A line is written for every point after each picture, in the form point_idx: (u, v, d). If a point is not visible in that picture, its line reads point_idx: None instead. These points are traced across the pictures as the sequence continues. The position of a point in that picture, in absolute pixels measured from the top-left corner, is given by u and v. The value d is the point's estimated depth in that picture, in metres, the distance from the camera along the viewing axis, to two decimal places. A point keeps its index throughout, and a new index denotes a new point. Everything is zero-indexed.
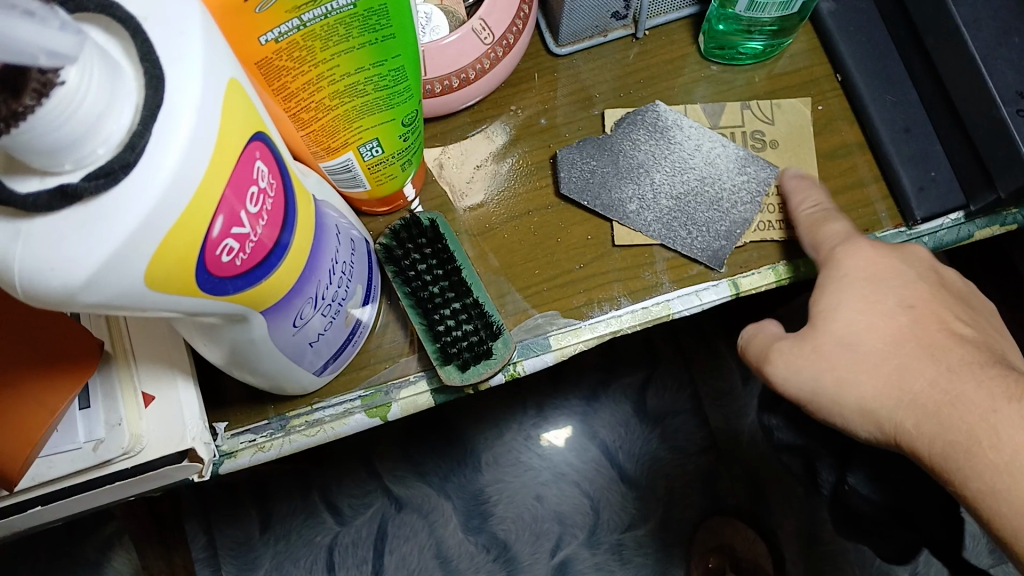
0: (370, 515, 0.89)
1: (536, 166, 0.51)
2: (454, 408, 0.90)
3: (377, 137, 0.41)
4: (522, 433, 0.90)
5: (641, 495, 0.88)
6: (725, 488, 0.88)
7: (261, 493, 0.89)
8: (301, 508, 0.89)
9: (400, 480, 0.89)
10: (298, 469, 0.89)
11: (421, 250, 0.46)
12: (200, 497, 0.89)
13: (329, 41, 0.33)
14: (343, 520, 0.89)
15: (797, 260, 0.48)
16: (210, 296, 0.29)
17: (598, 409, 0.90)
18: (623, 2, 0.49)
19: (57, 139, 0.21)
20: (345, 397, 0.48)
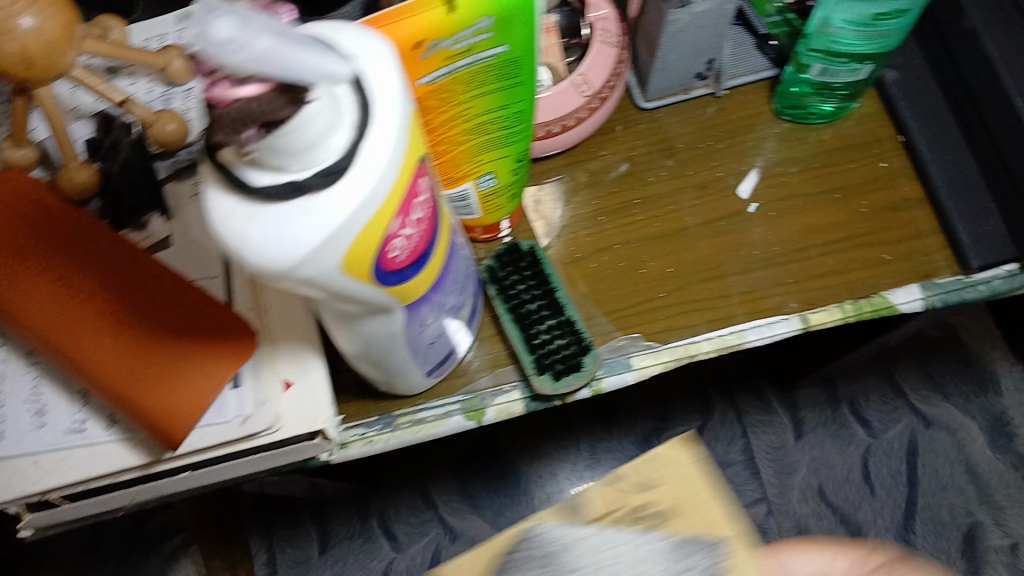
0: (426, 544, 0.93)
1: (620, 207, 0.56)
2: (505, 440, 0.97)
3: (493, 170, 0.48)
4: (574, 474, 0.95)
5: None
6: (773, 537, 0.94)
7: (322, 513, 0.95)
8: (360, 533, 0.94)
9: (454, 510, 0.94)
10: (361, 491, 0.95)
11: (521, 271, 0.53)
12: (265, 513, 0.95)
13: (470, 85, 0.40)
14: (399, 546, 0.93)
15: (864, 300, 0.53)
16: (378, 286, 0.35)
17: (653, 457, 0.95)
18: (705, 64, 0.55)
19: (303, 142, 0.27)
20: (445, 400, 0.53)
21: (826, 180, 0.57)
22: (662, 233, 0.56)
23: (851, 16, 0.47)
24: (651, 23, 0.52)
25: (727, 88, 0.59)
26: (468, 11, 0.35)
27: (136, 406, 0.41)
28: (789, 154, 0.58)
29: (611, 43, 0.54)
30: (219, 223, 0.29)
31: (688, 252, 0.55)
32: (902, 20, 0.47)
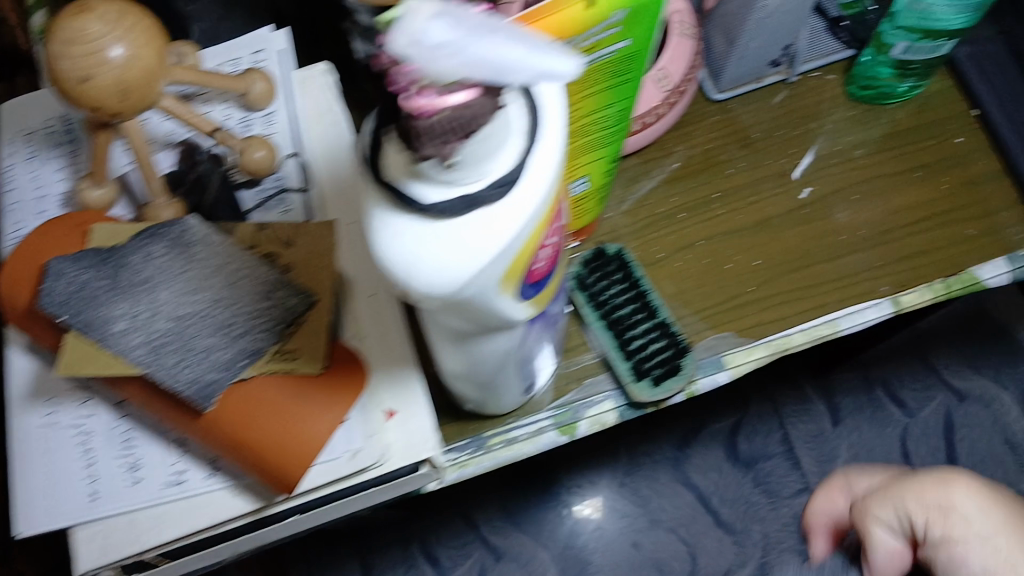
0: (470, 566, 0.89)
1: (699, 202, 0.55)
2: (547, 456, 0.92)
3: (588, 173, 0.46)
4: (616, 481, 0.92)
5: (739, 540, 0.89)
6: None
7: (360, 544, 0.91)
8: (401, 562, 0.90)
9: (498, 529, 0.90)
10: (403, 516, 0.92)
11: (610, 275, 0.51)
12: (301, 548, 0.91)
13: (587, 84, 0.39)
14: (442, 570, 0.89)
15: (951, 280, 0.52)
16: (519, 298, 0.33)
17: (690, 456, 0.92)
18: (782, 50, 0.53)
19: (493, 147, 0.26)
20: (536, 416, 0.52)
21: (908, 159, 0.55)
22: (746, 225, 0.55)
23: None
24: (728, 14, 0.51)
25: (800, 72, 0.56)
26: (604, 10, 0.33)
27: (246, 452, 0.39)
28: (864, 134, 0.56)
29: (688, 35, 0.52)
30: (386, 243, 0.28)
31: (774, 243, 0.54)
32: None
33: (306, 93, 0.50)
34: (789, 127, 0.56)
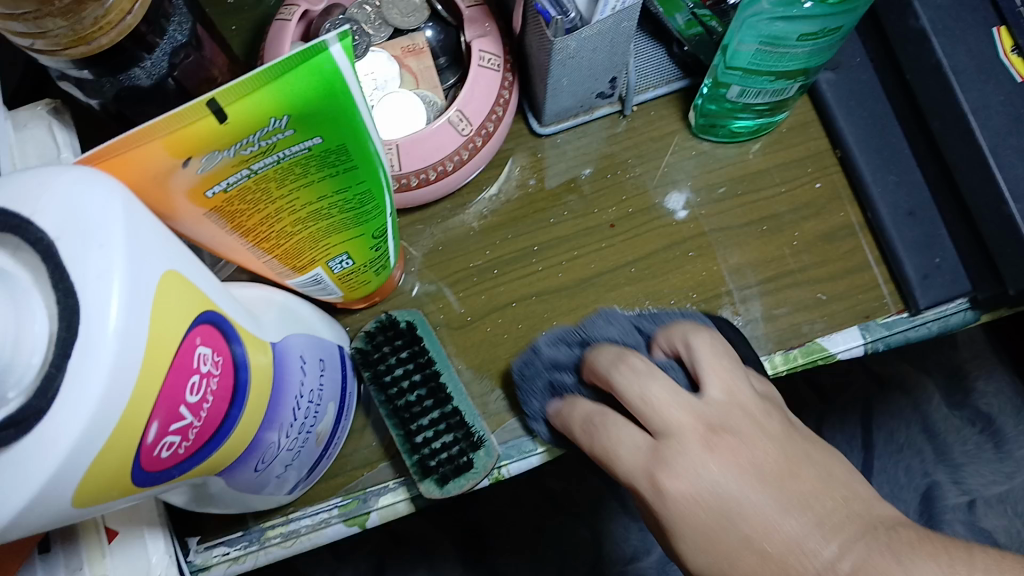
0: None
1: (515, 256, 0.49)
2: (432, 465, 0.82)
3: (347, 250, 0.39)
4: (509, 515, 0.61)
5: (645, 526, 0.78)
6: None
7: None
8: None
9: None
10: None
11: (397, 351, 0.44)
12: None
13: (286, 181, 0.31)
14: None
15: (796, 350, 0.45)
16: (152, 486, 0.27)
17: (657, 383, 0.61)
18: (608, 83, 0.46)
19: None
20: (321, 506, 0.45)
21: (753, 211, 0.49)
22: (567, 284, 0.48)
23: (765, 34, 0.39)
24: (536, 46, 0.43)
25: (635, 104, 0.50)
26: (249, 120, 0.26)
27: None
28: (708, 179, 0.50)
29: (492, 65, 0.44)
30: None
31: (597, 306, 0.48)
32: (833, 39, 0.38)
33: (11, 147, 0.39)
34: (626, 168, 0.50)
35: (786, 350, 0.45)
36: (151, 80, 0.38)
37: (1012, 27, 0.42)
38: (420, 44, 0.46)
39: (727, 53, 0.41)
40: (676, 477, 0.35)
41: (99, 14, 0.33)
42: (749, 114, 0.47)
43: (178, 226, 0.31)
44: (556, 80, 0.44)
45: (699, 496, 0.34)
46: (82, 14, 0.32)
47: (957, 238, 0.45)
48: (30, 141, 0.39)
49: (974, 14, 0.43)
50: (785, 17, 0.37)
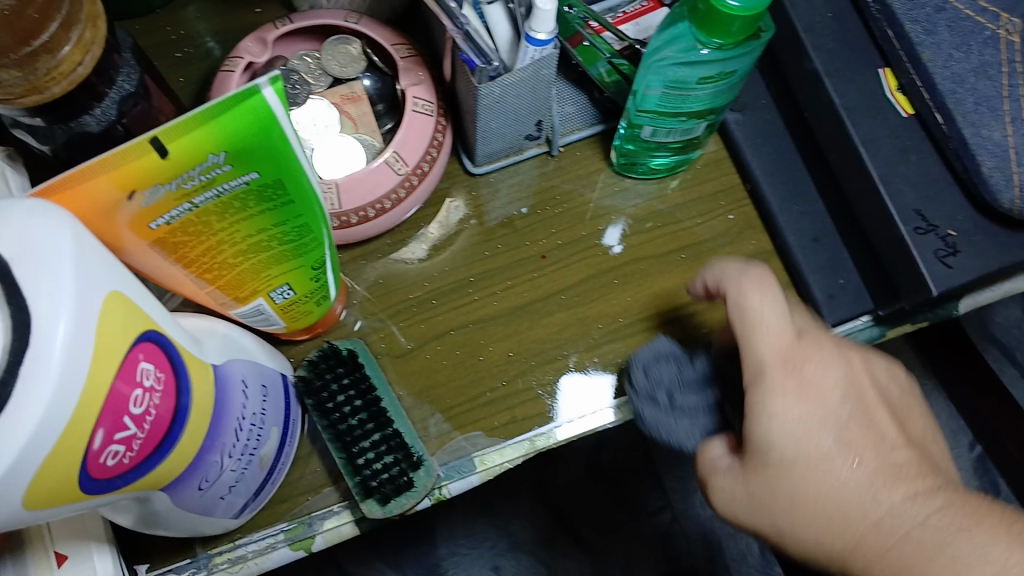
0: None
1: (453, 286, 0.51)
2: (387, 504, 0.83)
3: (288, 282, 0.41)
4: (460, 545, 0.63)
5: (599, 564, 0.80)
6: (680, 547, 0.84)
7: None
8: None
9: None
10: None
11: (338, 378, 0.46)
12: None
13: (226, 214, 0.34)
14: None
15: None
16: (99, 495, 0.29)
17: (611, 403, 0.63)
18: (535, 125, 0.50)
19: None
20: (267, 531, 0.47)
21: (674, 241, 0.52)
22: (501, 312, 0.51)
23: (671, 78, 0.43)
24: (464, 89, 0.46)
25: (561, 145, 0.54)
26: (188, 156, 0.29)
27: None
28: (632, 212, 0.53)
29: (425, 110, 0.48)
30: None
31: (531, 331, 0.51)
32: (730, 81, 0.43)
33: None
34: (555, 203, 0.53)
35: None
36: (101, 126, 0.41)
37: (895, 68, 0.46)
38: (358, 92, 0.49)
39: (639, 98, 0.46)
40: (776, 431, 0.38)
41: (51, 64, 0.36)
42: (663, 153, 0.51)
43: (126, 258, 0.33)
44: (485, 123, 0.47)
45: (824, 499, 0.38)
46: (34, 65, 0.35)
47: (859, 262, 0.49)
48: None
49: (863, 55, 0.46)
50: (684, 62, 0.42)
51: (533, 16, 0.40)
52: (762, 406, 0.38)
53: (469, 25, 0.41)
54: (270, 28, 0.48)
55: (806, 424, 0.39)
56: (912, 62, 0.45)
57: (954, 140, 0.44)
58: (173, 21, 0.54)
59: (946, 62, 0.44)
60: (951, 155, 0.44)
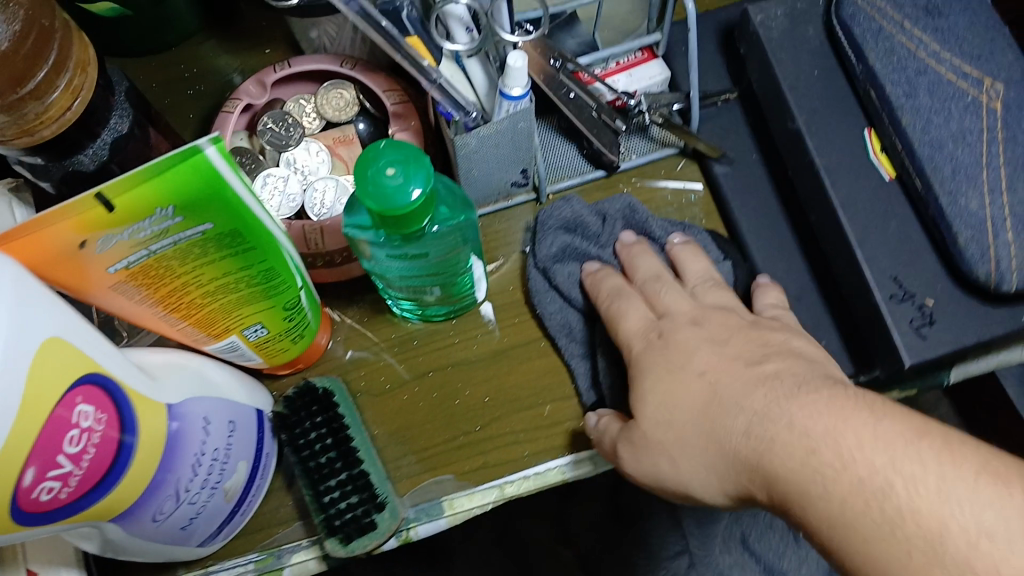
0: None
1: (433, 328, 0.52)
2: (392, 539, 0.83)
3: (260, 320, 0.43)
4: None
5: None
6: None
7: None
8: None
9: None
10: None
11: (312, 415, 0.47)
12: None
13: (186, 260, 0.35)
14: None
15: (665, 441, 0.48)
16: (32, 528, 0.30)
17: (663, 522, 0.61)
18: (520, 173, 0.51)
19: None
20: (239, 560, 0.48)
21: None
22: (485, 355, 0.51)
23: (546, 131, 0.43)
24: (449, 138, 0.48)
25: (550, 193, 0.54)
26: (135, 208, 0.30)
27: None
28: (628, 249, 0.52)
29: None
30: None
31: (509, 375, 0.51)
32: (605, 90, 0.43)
33: None
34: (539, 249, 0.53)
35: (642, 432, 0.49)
36: (95, 163, 0.43)
37: (879, 129, 0.45)
38: (349, 134, 0.51)
39: (476, 261, 0.46)
40: None
41: (40, 108, 0.38)
42: (406, 311, 0.51)
43: (91, 298, 0.35)
44: (469, 169, 0.48)
45: None
46: (24, 110, 0.37)
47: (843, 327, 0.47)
48: None
49: (846, 117, 0.46)
50: (407, 251, 0.40)
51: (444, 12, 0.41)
52: None
53: (408, 12, 0.43)
54: (268, 71, 0.50)
55: None
56: (893, 126, 0.44)
57: (931, 209, 0.43)
58: (187, 60, 0.57)
59: (925, 128, 0.43)
60: (932, 222, 0.43)
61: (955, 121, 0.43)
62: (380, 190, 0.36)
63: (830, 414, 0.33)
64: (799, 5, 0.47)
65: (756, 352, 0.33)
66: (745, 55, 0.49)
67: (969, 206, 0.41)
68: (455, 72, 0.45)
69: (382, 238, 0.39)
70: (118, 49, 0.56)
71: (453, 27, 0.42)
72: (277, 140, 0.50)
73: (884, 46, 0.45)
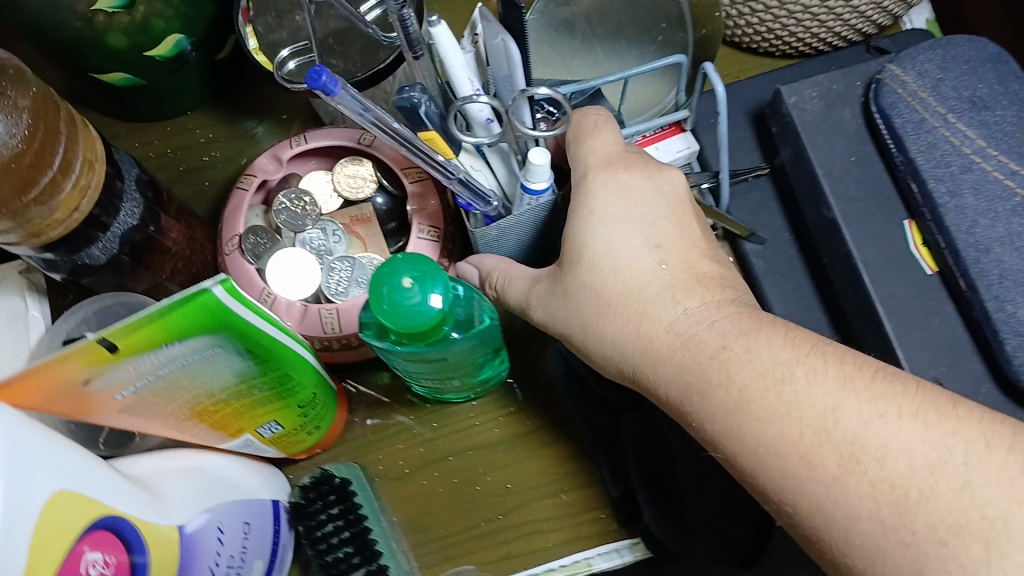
0: None
1: (451, 411, 0.50)
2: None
3: (274, 416, 0.42)
4: None
5: None
6: None
7: None
8: None
9: None
10: None
11: (328, 506, 0.45)
12: None
13: (194, 376, 0.34)
14: None
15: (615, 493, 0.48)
16: None
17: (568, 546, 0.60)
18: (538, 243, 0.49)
19: None
20: None
21: None
22: (505, 439, 0.50)
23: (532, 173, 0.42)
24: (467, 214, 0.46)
25: None
26: (139, 346, 0.29)
27: None
28: None
29: (429, 236, 0.48)
30: None
31: (531, 461, 0.49)
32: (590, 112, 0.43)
33: None
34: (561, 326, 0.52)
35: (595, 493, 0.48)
36: (106, 255, 0.41)
37: (920, 222, 0.43)
38: (366, 212, 0.50)
39: (497, 351, 0.44)
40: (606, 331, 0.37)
41: (47, 212, 0.37)
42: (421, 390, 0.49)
43: (99, 418, 0.34)
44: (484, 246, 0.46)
45: (610, 272, 0.37)
46: (29, 215, 0.36)
47: None
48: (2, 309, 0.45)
49: (886, 206, 0.44)
50: (425, 356, 0.39)
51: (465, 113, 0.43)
52: (594, 198, 0.39)
53: (427, 107, 0.41)
54: (285, 146, 0.49)
55: (626, 281, 0.37)
56: (936, 224, 0.41)
57: (976, 311, 0.40)
58: (202, 126, 0.56)
59: (970, 229, 0.40)
60: (978, 325, 0.41)
61: (1003, 223, 0.40)
62: (396, 308, 0.34)
63: (742, 330, 0.33)
64: (833, 86, 0.45)
65: (588, 226, 0.38)
66: (776, 135, 0.47)
67: (1018, 313, 0.39)
68: (476, 161, 0.45)
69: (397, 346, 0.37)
70: (131, 113, 0.54)
71: (473, 123, 0.43)
72: (294, 222, 0.48)
73: (925, 139, 0.42)
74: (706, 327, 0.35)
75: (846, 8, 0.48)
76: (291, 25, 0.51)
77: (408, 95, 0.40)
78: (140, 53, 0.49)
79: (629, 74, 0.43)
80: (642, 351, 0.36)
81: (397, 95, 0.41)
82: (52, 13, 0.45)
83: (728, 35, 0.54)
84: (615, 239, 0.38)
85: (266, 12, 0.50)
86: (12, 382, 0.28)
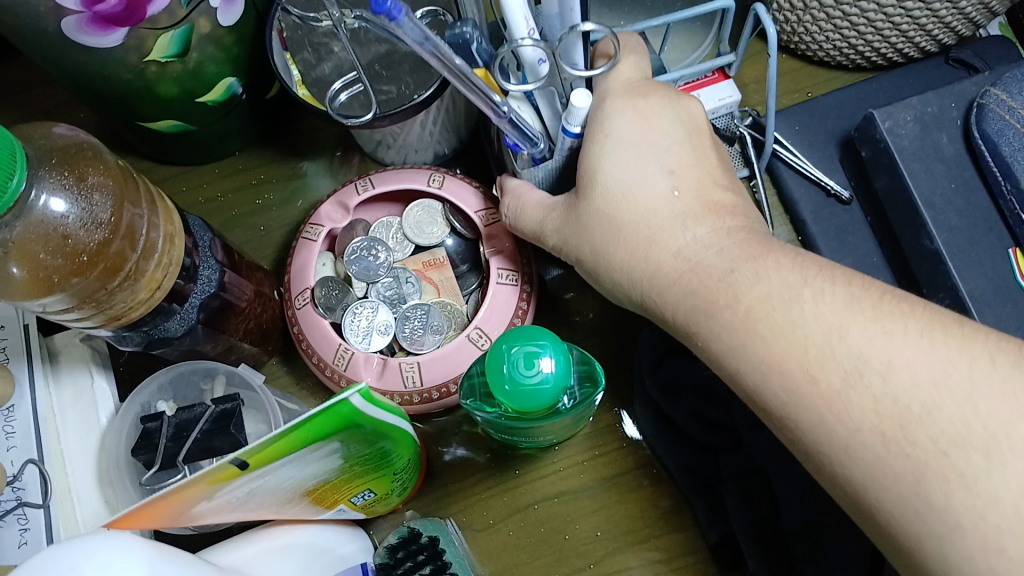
0: None
1: (533, 456, 0.49)
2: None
3: (370, 487, 0.40)
4: None
5: None
6: None
7: None
8: None
9: None
10: None
11: (419, 565, 0.44)
12: None
13: (305, 469, 0.33)
14: None
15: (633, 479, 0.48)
16: None
17: None
18: None
19: None
20: None
21: None
22: (592, 483, 0.48)
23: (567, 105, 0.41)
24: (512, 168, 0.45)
25: None
26: (268, 459, 0.28)
27: None
28: None
29: (510, 281, 0.45)
30: None
31: (620, 507, 0.48)
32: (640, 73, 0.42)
33: (51, 394, 0.43)
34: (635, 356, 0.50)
35: (625, 473, 0.48)
36: (183, 327, 0.40)
37: None
38: (440, 257, 0.48)
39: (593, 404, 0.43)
40: (614, 253, 0.37)
41: (129, 295, 0.35)
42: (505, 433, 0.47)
43: (206, 519, 0.33)
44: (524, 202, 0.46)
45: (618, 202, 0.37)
46: (112, 300, 0.34)
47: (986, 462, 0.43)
48: (68, 382, 0.44)
49: (991, 235, 0.42)
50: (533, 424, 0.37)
51: (528, 67, 0.39)
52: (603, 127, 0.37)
53: (479, 43, 0.41)
54: (351, 193, 0.47)
55: (631, 201, 0.37)
56: None
57: None
58: (253, 166, 0.53)
59: None
60: None
61: None
62: (517, 388, 0.33)
63: (750, 255, 0.33)
64: (929, 109, 0.43)
65: (604, 151, 0.37)
66: (867, 160, 0.45)
67: None
68: (523, 103, 0.42)
69: (508, 416, 0.36)
70: (180, 159, 0.52)
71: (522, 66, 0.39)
72: (367, 272, 0.46)
73: None
74: (708, 256, 0.34)
75: (932, 23, 0.46)
76: (333, 58, 0.46)
77: (460, 30, 0.40)
78: (191, 100, 0.46)
79: (670, 19, 0.43)
80: (650, 276, 0.36)
81: (448, 31, 0.40)
82: (101, 68, 0.42)
83: (797, 50, 0.52)
84: (620, 165, 0.37)
85: (303, 47, 0.46)
86: (137, 509, 0.28)
